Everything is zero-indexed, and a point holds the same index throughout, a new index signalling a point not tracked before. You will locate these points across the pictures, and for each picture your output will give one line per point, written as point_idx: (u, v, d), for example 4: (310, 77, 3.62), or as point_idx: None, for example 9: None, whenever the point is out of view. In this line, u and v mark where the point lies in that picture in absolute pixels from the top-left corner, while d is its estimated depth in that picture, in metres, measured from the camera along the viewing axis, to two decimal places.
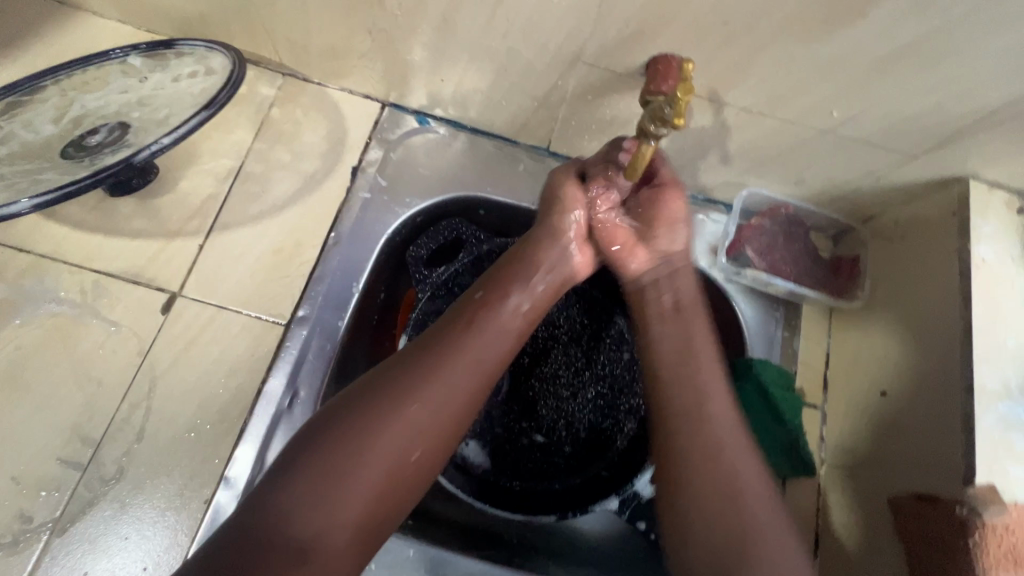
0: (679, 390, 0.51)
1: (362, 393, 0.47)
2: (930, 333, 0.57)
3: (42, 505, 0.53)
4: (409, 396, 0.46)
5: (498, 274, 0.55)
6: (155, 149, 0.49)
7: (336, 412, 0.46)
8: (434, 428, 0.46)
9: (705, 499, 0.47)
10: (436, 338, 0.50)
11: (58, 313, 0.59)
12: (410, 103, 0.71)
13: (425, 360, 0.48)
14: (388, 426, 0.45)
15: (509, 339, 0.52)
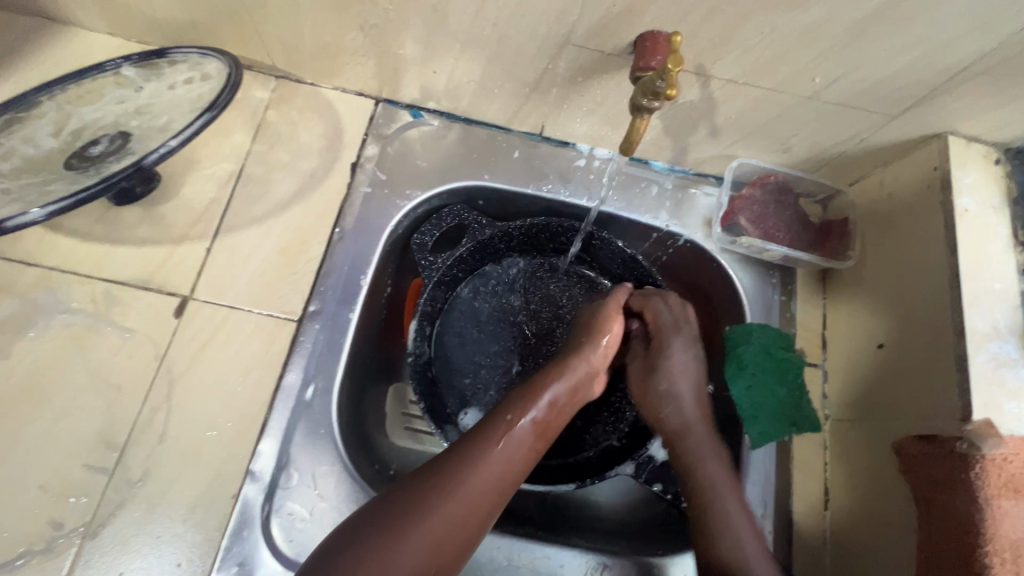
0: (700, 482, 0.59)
1: (384, 513, 0.46)
2: (919, 284, 0.59)
3: (72, 511, 0.54)
4: (431, 517, 0.46)
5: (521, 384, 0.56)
6: (164, 151, 0.50)
7: (359, 532, 0.46)
8: (454, 544, 0.47)
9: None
10: (458, 455, 0.49)
11: (71, 323, 0.60)
12: (403, 97, 0.72)
13: (453, 471, 0.48)
14: (410, 543, 0.45)
15: (529, 445, 0.53)
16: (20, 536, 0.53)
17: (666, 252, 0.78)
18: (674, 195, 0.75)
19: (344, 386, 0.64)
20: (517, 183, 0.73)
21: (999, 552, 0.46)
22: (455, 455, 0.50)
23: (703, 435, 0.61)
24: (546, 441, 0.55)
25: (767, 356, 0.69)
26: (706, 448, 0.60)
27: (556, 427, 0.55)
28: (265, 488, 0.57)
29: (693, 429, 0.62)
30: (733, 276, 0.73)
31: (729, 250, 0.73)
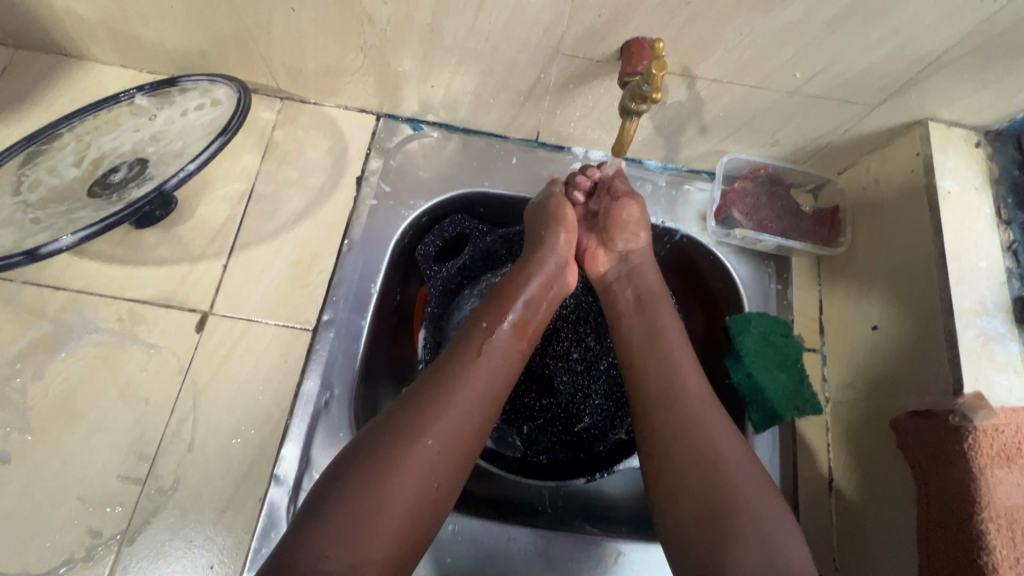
0: (655, 379, 0.56)
1: (384, 423, 0.49)
2: (908, 265, 0.62)
3: (109, 519, 0.57)
4: (426, 429, 0.48)
5: (494, 299, 0.59)
6: (183, 175, 0.53)
7: (362, 443, 0.48)
8: (455, 452, 0.49)
9: (682, 463, 0.51)
10: (444, 363, 0.53)
11: (99, 342, 0.63)
12: (403, 112, 0.76)
13: (438, 385, 0.50)
14: (411, 457, 0.46)
15: (508, 349, 0.56)
16: (61, 545, 0.56)
17: (665, 247, 0.79)
18: (669, 192, 0.78)
19: (360, 392, 0.66)
20: (516, 188, 0.76)
21: (994, 519, 0.47)
22: (438, 371, 0.52)
23: (671, 334, 0.59)
24: (525, 342, 0.58)
25: (767, 342, 0.71)
26: (671, 343, 0.58)
27: (531, 331, 0.59)
28: (289, 490, 0.60)
29: (647, 268, 0.66)
30: (730, 268, 0.75)
31: (724, 242, 0.76)
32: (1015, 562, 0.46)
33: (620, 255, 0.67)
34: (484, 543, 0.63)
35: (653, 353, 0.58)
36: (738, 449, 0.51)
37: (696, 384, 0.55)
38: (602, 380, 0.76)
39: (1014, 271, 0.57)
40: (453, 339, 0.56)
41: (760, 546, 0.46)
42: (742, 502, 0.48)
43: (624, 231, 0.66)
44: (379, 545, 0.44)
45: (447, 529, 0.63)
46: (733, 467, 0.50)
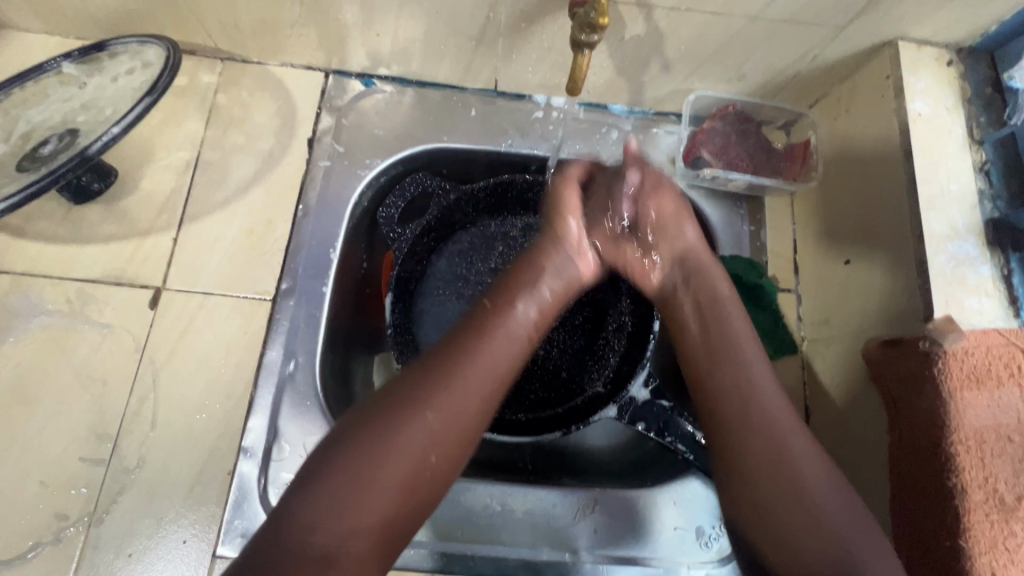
0: (722, 377, 0.53)
1: (384, 398, 0.47)
2: (878, 193, 0.60)
3: (75, 501, 0.56)
4: (430, 406, 0.46)
5: (507, 280, 0.57)
6: (107, 140, 0.50)
7: (360, 415, 0.46)
8: (462, 432, 0.47)
9: (770, 478, 0.48)
10: (452, 343, 0.51)
11: (49, 325, 0.61)
12: (352, 67, 0.72)
13: (445, 362, 0.49)
14: (409, 433, 0.45)
15: (524, 336, 0.54)
16: (27, 529, 0.55)
17: None
18: (636, 136, 0.75)
19: (327, 360, 0.65)
20: (477, 142, 0.73)
21: (963, 441, 0.47)
22: (445, 348, 0.50)
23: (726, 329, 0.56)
24: (539, 329, 0.56)
25: (739, 285, 0.69)
26: (736, 336, 0.56)
27: (548, 319, 0.57)
28: (259, 462, 0.59)
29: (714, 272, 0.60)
30: (701, 212, 0.74)
31: (695, 185, 0.73)
32: (982, 481, 0.46)
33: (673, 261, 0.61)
34: (459, 500, 0.61)
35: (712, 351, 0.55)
36: (800, 433, 0.50)
37: (767, 385, 0.52)
38: (577, 334, 0.75)
39: (986, 192, 0.55)
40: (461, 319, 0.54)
41: (816, 536, 0.46)
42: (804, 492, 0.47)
43: (672, 228, 0.62)
44: (371, 519, 0.43)
45: None
46: (809, 469, 0.48)
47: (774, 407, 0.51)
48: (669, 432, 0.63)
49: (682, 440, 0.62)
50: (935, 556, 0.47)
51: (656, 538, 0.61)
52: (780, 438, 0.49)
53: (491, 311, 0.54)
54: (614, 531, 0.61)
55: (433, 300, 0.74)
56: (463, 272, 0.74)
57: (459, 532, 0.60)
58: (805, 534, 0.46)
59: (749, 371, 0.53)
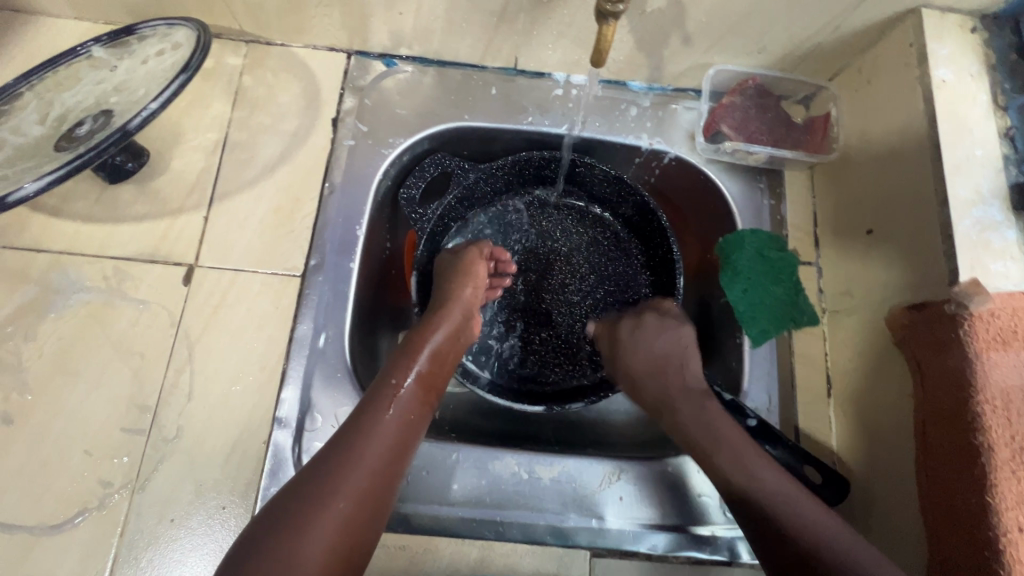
0: (664, 379, 0.64)
1: (290, 495, 0.47)
2: (901, 163, 0.60)
3: (118, 470, 0.58)
4: (337, 491, 0.47)
5: (402, 353, 0.60)
6: (145, 115, 0.51)
7: (269, 517, 0.46)
8: (368, 509, 0.48)
9: (732, 451, 0.56)
10: (348, 425, 0.52)
11: (87, 301, 0.63)
12: (374, 47, 0.73)
13: (342, 445, 0.50)
14: (316, 525, 0.45)
15: (416, 404, 0.56)
16: (73, 496, 0.57)
17: (654, 173, 0.79)
18: (656, 113, 0.75)
19: (355, 334, 0.66)
20: (498, 119, 0.73)
21: (990, 400, 0.47)
22: (343, 434, 0.51)
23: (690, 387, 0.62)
24: (434, 397, 0.59)
25: (760, 258, 0.71)
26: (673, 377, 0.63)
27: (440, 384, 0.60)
28: (293, 432, 0.61)
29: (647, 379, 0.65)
30: (721, 186, 0.74)
31: (714, 159, 0.74)
32: (1009, 441, 0.46)
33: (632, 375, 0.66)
34: (488, 469, 0.62)
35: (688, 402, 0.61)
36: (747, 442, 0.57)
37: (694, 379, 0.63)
38: (601, 308, 0.76)
39: (1012, 157, 0.55)
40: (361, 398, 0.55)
41: (776, 515, 0.51)
42: (759, 475, 0.54)
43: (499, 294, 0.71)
44: None
45: (448, 458, 0.62)
46: (750, 455, 0.56)
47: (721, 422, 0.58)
48: None
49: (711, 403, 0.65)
50: (963, 516, 0.47)
51: (687, 507, 0.62)
52: (721, 436, 0.57)
53: (383, 388, 0.55)
54: (642, 495, 0.62)
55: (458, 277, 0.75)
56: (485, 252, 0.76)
57: (489, 500, 0.61)
58: (767, 512, 0.52)
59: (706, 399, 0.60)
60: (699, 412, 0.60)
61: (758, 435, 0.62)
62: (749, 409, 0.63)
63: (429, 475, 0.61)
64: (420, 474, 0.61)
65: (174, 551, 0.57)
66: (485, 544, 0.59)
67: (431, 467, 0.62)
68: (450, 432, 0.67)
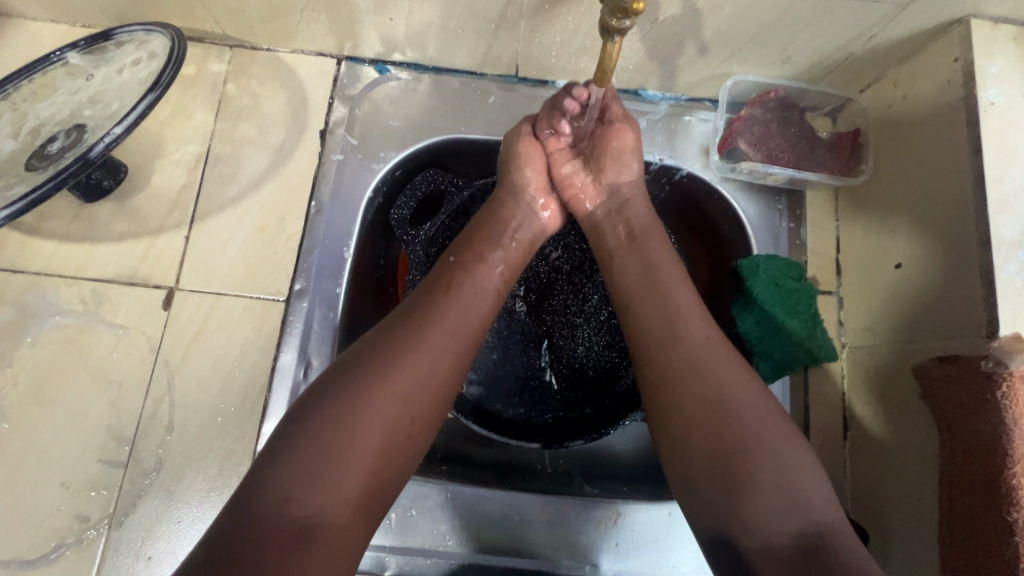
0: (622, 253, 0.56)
1: (352, 363, 0.44)
2: (938, 192, 0.54)
3: (95, 503, 0.56)
4: (400, 364, 0.44)
5: (470, 234, 0.56)
6: (109, 141, 0.47)
7: (328, 382, 0.44)
8: (435, 389, 0.45)
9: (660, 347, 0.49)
10: (416, 303, 0.49)
11: (64, 325, 0.60)
12: (366, 53, 0.68)
13: (411, 320, 0.47)
14: (381, 394, 0.42)
15: (488, 288, 0.53)
16: (50, 530, 0.55)
17: (665, 188, 0.73)
18: (668, 125, 0.70)
19: None
20: (497, 132, 0.69)
21: None
22: (410, 311, 0.48)
23: (701, 338, 0.49)
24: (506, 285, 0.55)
25: (779, 288, 0.64)
26: (686, 322, 0.50)
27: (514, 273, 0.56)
28: None
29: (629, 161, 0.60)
30: (736, 208, 0.69)
31: (729, 178, 0.69)
32: None
33: (609, 187, 0.60)
34: (480, 510, 0.59)
35: (708, 349, 0.48)
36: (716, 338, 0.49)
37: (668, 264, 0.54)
38: (604, 331, 0.70)
39: None
40: (423, 280, 0.52)
41: (781, 484, 0.42)
42: (773, 448, 0.43)
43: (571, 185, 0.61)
44: (352, 481, 0.40)
45: (440, 496, 0.59)
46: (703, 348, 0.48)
47: (732, 378, 0.46)
48: None
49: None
50: None
51: (625, 547, 0.59)
52: (734, 403, 0.45)
53: (453, 269, 0.52)
54: (636, 543, 0.59)
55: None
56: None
57: (478, 541, 0.58)
58: (769, 484, 0.42)
59: (718, 371, 0.46)
60: (675, 258, 0.56)
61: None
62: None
63: (417, 515, 0.59)
64: (408, 513, 0.59)
65: None
66: None
67: (418, 506, 0.59)
68: (441, 464, 0.64)
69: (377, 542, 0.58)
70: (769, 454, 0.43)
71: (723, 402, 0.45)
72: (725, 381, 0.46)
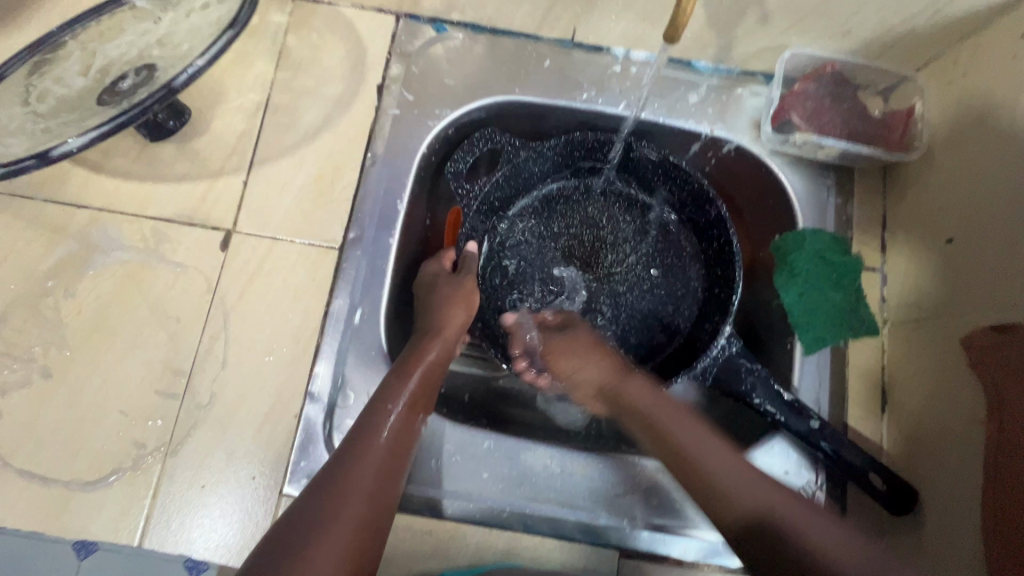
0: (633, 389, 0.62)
1: (303, 504, 0.46)
2: (998, 168, 0.54)
3: (152, 431, 0.58)
4: (345, 498, 0.46)
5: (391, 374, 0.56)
6: (192, 72, 0.48)
7: (284, 525, 0.45)
8: (393, 461, 0.50)
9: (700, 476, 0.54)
10: (346, 444, 0.50)
11: (125, 260, 0.62)
12: (425, 10, 0.68)
13: (343, 455, 0.49)
14: (335, 527, 0.44)
15: (410, 424, 0.54)
16: (109, 455, 0.57)
17: (710, 162, 0.75)
18: (719, 97, 0.70)
19: (390, 310, 0.65)
20: (551, 95, 0.69)
21: None
22: (345, 448, 0.50)
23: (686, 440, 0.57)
24: (425, 412, 0.56)
25: (822, 261, 0.66)
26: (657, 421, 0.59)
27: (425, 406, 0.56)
28: (325, 407, 0.60)
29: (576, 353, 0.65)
30: (783, 181, 0.69)
31: (779, 151, 0.69)
32: None
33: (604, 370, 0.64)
34: (521, 460, 0.61)
35: (703, 454, 0.55)
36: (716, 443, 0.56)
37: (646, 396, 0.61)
38: (646, 299, 0.73)
39: None
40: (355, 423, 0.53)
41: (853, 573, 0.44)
42: (793, 523, 0.48)
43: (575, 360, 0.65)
44: None
45: (483, 445, 0.61)
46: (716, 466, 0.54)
47: (714, 460, 0.54)
48: (758, 394, 0.61)
49: (771, 401, 0.60)
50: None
51: (666, 502, 0.60)
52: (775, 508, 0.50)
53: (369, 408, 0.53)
54: (678, 499, 0.60)
55: (491, 267, 0.72)
56: (521, 248, 0.73)
57: (520, 489, 0.60)
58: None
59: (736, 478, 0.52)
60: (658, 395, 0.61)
61: (819, 437, 0.59)
62: (811, 409, 0.60)
63: (462, 460, 0.60)
64: (452, 458, 0.60)
65: (202, 516, 0.57)
66: (513, 536, 0.58)
67: (463, 453, 0.60)
68: (482, 418, 0.66)
69: (422, 487, 0.59)
70: (795, 529, 0.48)
71: (742, 496, 0.51)
72: (723, 471, 0.54)
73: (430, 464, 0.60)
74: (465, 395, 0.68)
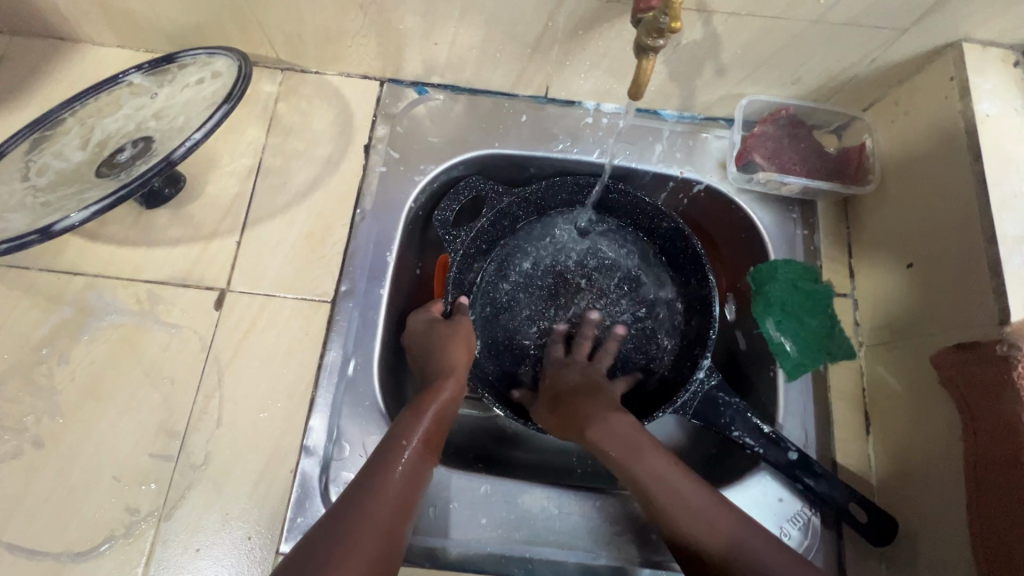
0: (629, 449, 0.57)
1: (317, 539, 0.44)
2: (944, 196, 0.59)
3: (145, 496, 0.58)
4: (360, 530, 0.45)
5: (406, 415, 0.56)
6: (190, 144, 0.50)
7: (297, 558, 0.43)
8: (409, 498, 0.50)
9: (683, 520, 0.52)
10: (360, 479, 0.50)
11: (120, 324, 0.63)
12: (407, 75, 0.73)
13: (360, 489, 0.48)
14: (352, 556, 0.43)
15: (423, 462, 0.53)
16: (101, 523, 0.56)
17: (682, 203, 0.79)
18: (686, 142, 0.75)
19: (382, 358, 0.66)
20: (529, 147, 0.74)
21: None
22: (358, 485, 0.49)
23: (670, 492, 0.54)
24: (438, 452, 0.56)
25: (796, 290, 0.70)
26: (667, 493, 0.54)
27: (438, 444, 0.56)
28: (320, 461, 0.60)
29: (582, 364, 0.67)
30: (751, 216, 0.73)
31: (745, 189, 0.73)
32: None
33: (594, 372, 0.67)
34: (517, 504, 0.61)
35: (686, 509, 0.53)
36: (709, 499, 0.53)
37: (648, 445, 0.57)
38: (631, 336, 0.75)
39: None
40: (369, 460, 0.52)
41: None
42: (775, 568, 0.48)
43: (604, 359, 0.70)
44: None
45: (479, 490, 0.61)
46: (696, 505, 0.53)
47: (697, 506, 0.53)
48: (736, 427, 0.63)
49: (750, 434, 0.63)
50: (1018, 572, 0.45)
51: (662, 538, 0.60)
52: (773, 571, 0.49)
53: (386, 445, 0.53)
54: None
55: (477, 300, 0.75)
56: (507, 285, 0.76)
57: (517, 533, 0.60)
58: None
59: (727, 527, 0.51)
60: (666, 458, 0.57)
61: (799, 469, 0.61)
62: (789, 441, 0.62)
63: (458, 507, 0.60)
64: (449, 505, 0.60)
65: None
66: None
67: (459, 499, 0.61)
68: (477, 462, 0.67)
69: (422, 537, 0.59)
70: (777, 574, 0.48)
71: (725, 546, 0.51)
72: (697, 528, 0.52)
73: (428, 512, 0.60)
74: (461, 439, 0.69)
